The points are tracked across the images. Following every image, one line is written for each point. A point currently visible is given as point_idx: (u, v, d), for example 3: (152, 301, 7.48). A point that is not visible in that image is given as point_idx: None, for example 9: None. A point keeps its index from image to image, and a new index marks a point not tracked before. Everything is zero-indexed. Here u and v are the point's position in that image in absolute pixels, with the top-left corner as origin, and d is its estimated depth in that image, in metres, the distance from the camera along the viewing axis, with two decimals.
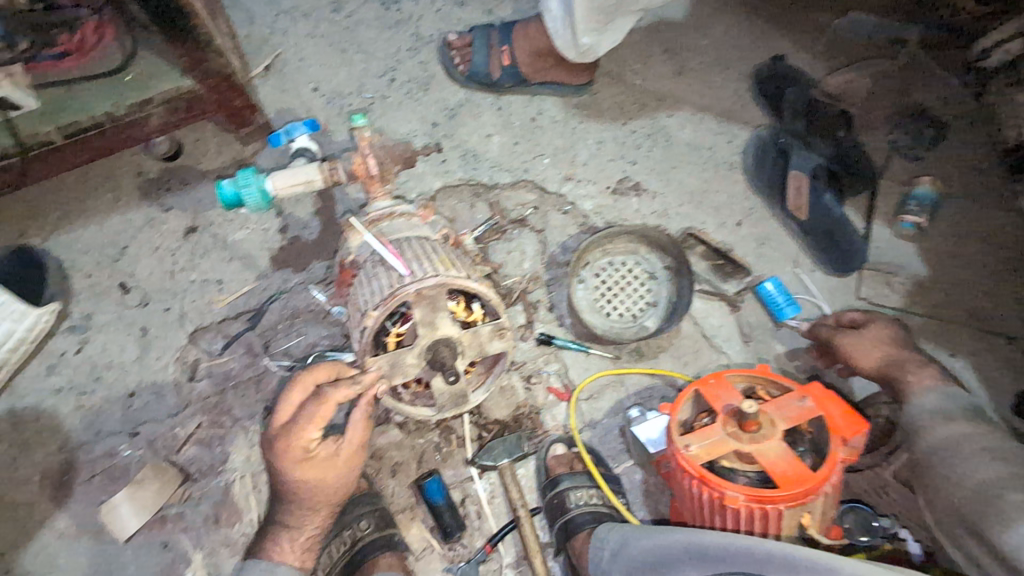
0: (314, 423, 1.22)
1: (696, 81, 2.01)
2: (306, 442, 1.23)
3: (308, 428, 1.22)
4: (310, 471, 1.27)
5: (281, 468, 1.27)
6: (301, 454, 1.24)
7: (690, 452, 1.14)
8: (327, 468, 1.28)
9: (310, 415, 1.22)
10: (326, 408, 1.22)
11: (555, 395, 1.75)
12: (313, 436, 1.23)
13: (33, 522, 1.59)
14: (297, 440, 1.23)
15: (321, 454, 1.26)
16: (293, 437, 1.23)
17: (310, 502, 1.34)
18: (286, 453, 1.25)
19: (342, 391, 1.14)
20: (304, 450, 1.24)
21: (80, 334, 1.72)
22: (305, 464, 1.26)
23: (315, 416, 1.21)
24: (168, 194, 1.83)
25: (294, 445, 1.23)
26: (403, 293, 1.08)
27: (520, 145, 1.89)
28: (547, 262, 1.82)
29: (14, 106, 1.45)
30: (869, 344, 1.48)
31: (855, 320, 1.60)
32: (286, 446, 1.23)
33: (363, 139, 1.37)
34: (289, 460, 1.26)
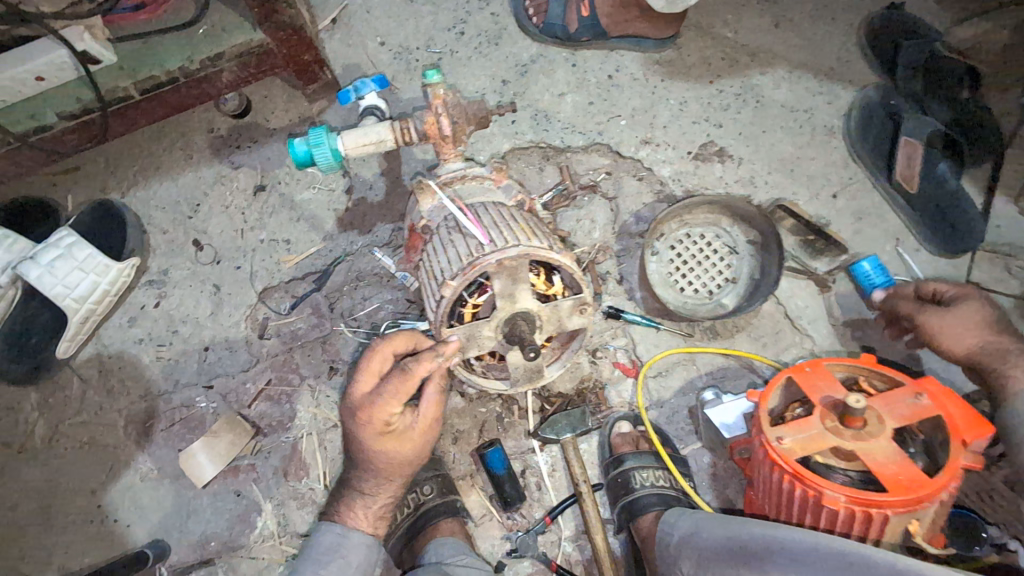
0: (397, 397, 1.18)
1: (795, 34, 1.83)
2: (387, 415, 1.20)
3: (391, 402, 1.19)
4: (389, 443, 1.25)
5: (361, 439, 1.25)
6: (381, 427, 1.22)
7: (784, 446, 1.07)
8: (405, 441, 1.26)
9: (394, 390, 1.18)
10: (410, 382, 1.16)
11: (621, 371, 1.68)
12: (395, 409, 1.20)
13: (121, 463, 1.69)
14: (379, 413, 1.20)
15: (401, 427, 1.24)
16: (374, 410, 1.20)
17: (386, 473, 1.31)
18: (367, 425, 1.22)
19: (427, 364, 1.13)
20: (385, 423, 1.21)
21: (158, 288, 1.76)
22: (385, 437, 1.24)
23: (398, 391, 1.17)
24: (237, 151, 1.81)
25: (375, 418, 1.21)
26: (485, 263, 1.07)
27: (594, 105, 1.77)
28: (620, 232, 1.72)
29: (94, 61, 1.45)
30: (969, 317, 1.32)
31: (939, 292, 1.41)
32: (369, 418, 1.21)
33: (436, 96, 1.30)
34: (369, 431, 1.23)
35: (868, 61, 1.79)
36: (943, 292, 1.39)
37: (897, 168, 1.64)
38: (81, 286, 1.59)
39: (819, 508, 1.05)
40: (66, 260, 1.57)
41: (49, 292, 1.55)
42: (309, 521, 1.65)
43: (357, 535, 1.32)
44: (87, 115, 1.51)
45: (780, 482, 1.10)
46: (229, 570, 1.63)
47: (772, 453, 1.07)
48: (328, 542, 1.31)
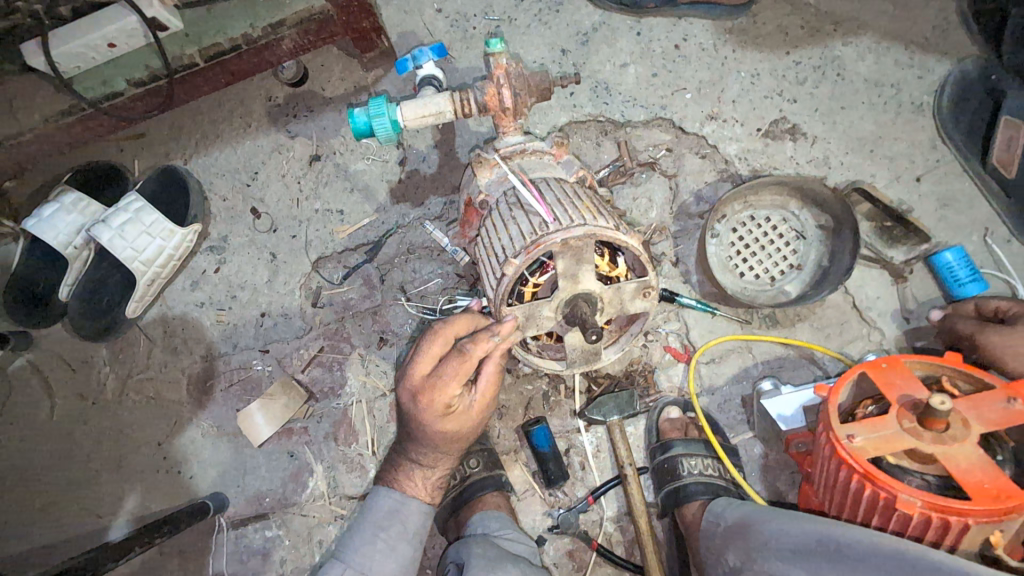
0: (457, 378, 1.21)
1: (886, 0, 1.69)
2: (448, 397, 1.23)
3: (451, 385, 1.21)
4: (449, 422, 1.28)
5: (422, 419, 1.28)
6: (442, 409, 1.25)
7: (855, 445, 1.02)
8: (461, 420, 1.29)
9: (455, 372, 1.20)
10: (468, 362, 1.19)
11: (673, 355, 1.63)
12: (455, 392, 1.22)
13: (184, 418, 1.78)
14: (441, 396, 1.22)
15: (460, 407, 1.27)
16: (436, 393, 1.22)
17: (444, 448, 1.36)
18: (428, 407, 1.25)
19: (483, 343, 1.18)
20: (446, 404, 1.24)
21: (218, 254, 1.81)
22: (445, 417, 1.27)
23: (459, 372, 1.20)
24: (294, 120, 1.81)
25: (437, 400, 1.23)
26: (549, 242, 1.11)
27: (658, 78, 1.69)
28: (678, 212, 1.65)
29: (162, 28, 1.48)
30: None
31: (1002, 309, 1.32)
32: (431, 401, 1.24)
33: (498, 67, 1.26)
34: (430, 412, 1.26)
35: (969, 29, 1.65)
36: (1005, 309, 1.33)
37: (993, 150, 1.55)
38: (149, 249, 1.66)
39: (890, 511, 1.01)
40: (136, 225, 1.64)
41: (121, 255, 1.63)
42: (357, 484, 1.70)
43: (414, 502, 1.39)
44: (155, 82, 1.55)
45: (847, 481, 1.06)
46: (282, 525, 1.71)
47: (842, 451, 1.03)
48: (386, 507, 1.37)
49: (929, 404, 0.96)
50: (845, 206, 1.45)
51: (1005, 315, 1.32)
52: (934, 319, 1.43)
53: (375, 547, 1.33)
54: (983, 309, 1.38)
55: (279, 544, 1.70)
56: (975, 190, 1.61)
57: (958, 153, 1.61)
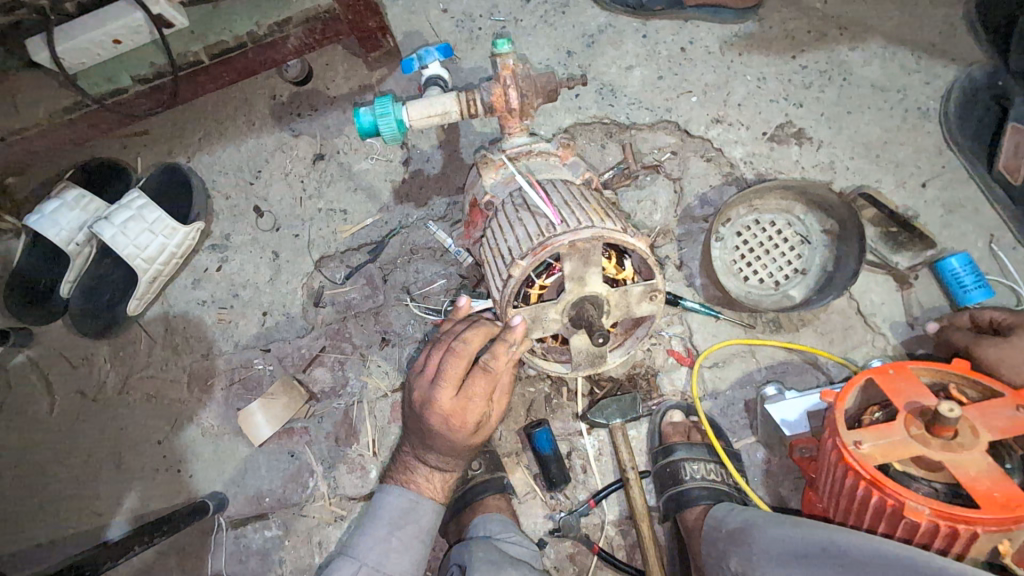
0: (484, 394, 1.23)
1: (893, 5, 1.69)
2: (478, 415, 1.25)
3: (480, 402, 1.23)
4: (476, 435, 1.31)
5: (450, 438, 1.29)
6: (473, 427, 1.27)
7: (862, 451, 1.02)
8: (487, 430, 1.33)
9: (483, 390, 1.22)
10: (494, 378, 1.22)
11: (675, 359, 1.62)
12: (484, 408, 1.24)
13: (185, 417, 1.77)
14: (471, 416, 1.24)
15: (486, 420, 1.30)
16: (465, 413, 1.23)
17: (467, 457, 1.38)
18: (458, 427, 1.26)
19: (505, 356, 1.19)
20: (476, 422, 1.26)
21: (220, 253, 1.80)
22: (474, 432, 1.29)
23: (486, 389, 1.22)
24: (298, 119, 1.81)
25: (468, 420, 1.24)
26: (556, 244, 1.11)
27: (664, 80, 1.68)
28: (683, 215, 1.65)
29: (168, 24, 1.48)
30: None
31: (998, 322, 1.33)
32: (461, 422, 1.25)
33: (505, 68, 1.26)
34: (457, 430, 1.26)
35: (975, 35, 1.65)
36: (999, 320, 1.35)
37: (1000, 156, 1.55)
38: (151, 246, 1.65)
39: (897, 518, 1.00)
40: (138, 221, 1.63)
41: (122, 252, 1.61)
42: (358, 485, 1.69)
43: (428, 502, 1.38)
44: (159, 79, 1.56)
45: (853, 488, 1.06)
46: (282, 526, 1.70)
47: (849, 457, 1.03)
48: (399, 505, 1.36)
49: (937, 411, 0.96)
50: (850, 210, 1.44)
51: (998, 326, 1.34)
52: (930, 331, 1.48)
53: (390, 546, 1.32)
54: (978, 320, 1.40)
55: (278, 544, 1.69)
56: (980, 196, 1.60)
57: (964, 159, 1.61)
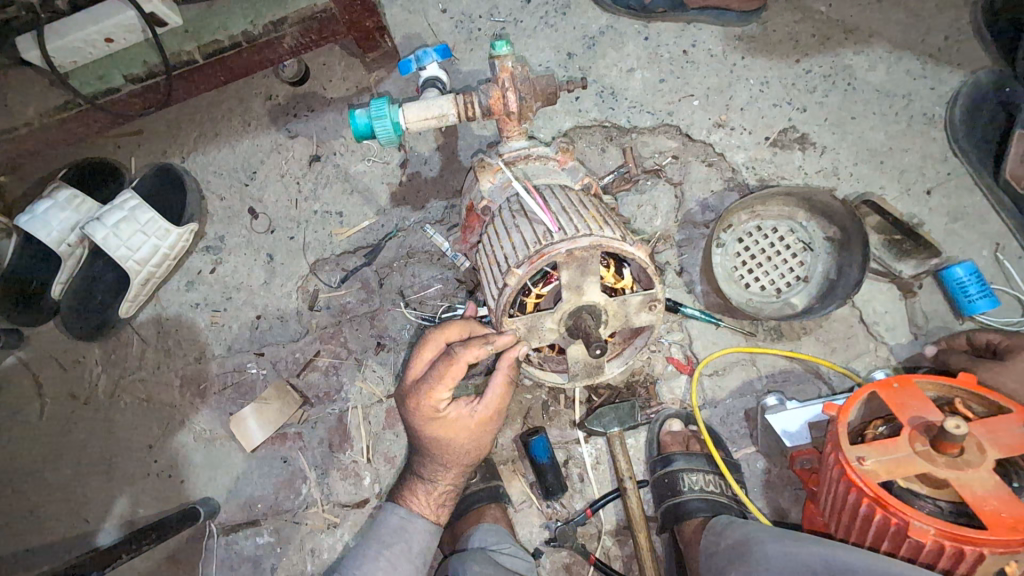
0: (443, 381, 1.21)
1: (900, 9, 1.66)
2: (435, 401, 1.24)
3: (437, 388, 1.22)
4: (440, 429, 1.28)
5: (413, 424, 1.30)
6: (431, 413, 1.25)
7: (865, 467, 0.99)
8: (458, 429, 1.28)
9: (440, 375, 1.21)
10: (455, 367, 1.20)
11: (675, 366, 1.60)
12: (443, 396, 1.23)
13: (177, 421, 1.74)
14: (427, 399, 1.24)
15: (451, 414, 1.27)
16: (422, 396, 1.24)
17: (444, 459, 1.34)
18: (417, 410, 1.26)
19: (473, 349, 1.17)
20: (434, 408, 1.25)
21: (214, 255, 1.77)
22: (436, 423, 1.27)
23: (445, 376, 1.21)
24: (294, 119, 1.78)
25: (424, 404, 1.24)
26: (554, 252, 1.09)
27: (666, 83, 1.66)
28: (683, 221, 1.62)
29: (161, 23, 1.45)
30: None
31: (995, 343, 1.33)
32: (418, 404, 1.25)
33: (503, 70, 1.24)
34: (420, 416, 1.27)
35: (982, 39, 1.63)
36: (997, 343, 1.33)
37: (1006, 165, 1.51)
38: (143, 248, 1.62)
39: (901, 537, 0.98)
40: (131, 223, 1.60)
41: (114, 254, 1.59)
42: (351, 492, 1.67)
43: (420, 520, 1.36)
44: (152, 78, 1.54)
45: (856, 505, 1.03)
46: (274, 532, 1.67)
47: (851, 473, 1.00)
48: (393, 524, 1.35)
49: (943, 428, 0.93)
50: (854, 218, 1.41)
51: (996, 349, 1.32)
52: (929, 355, 1.52)
53: (377, 565, 1.29)
54: (975, 342, 1.38)
55: (271, 551, 1.67)
56: (985, 204, 1.58)
57: (970, 167, 1.59)
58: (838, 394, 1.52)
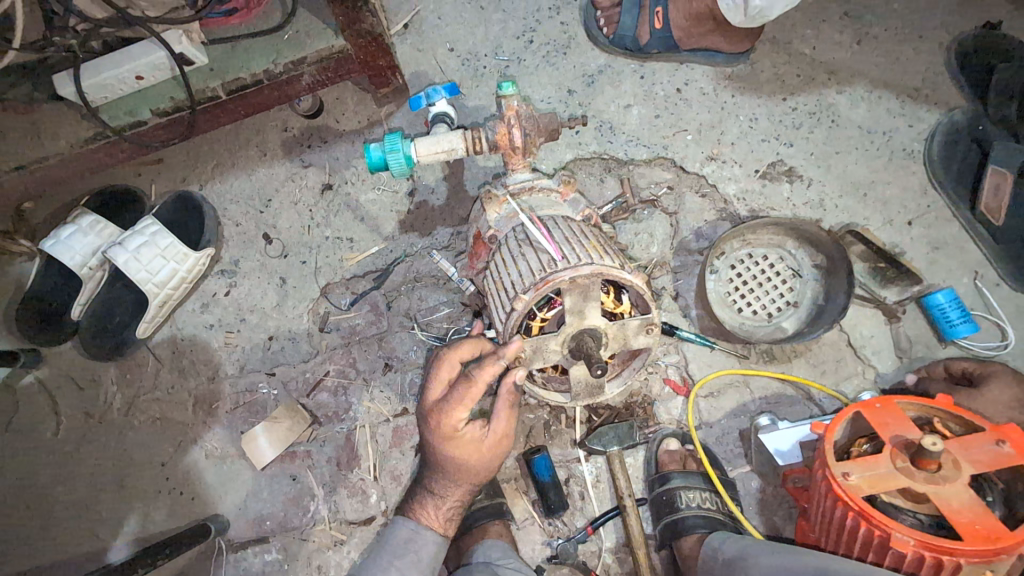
0: (464, 403, 1.27)
1: (879, 51, 1.77)
2: (455, 421, 1.29)
3: (458, 408, 1.28)
4: (455, 449, 1.34)
5: (431, 441, 1.35)
6: (449, 432, 1.31)
7: (850, 482, 1.06)
8: (472, 450, 1.35)
9: (461, 398, 1.27)
10: (473, 389, 1.25)
11: (672, 388, 1.66)
12: (462, 417, 1.29)
13: (189, 440, 1.79)
14: (447, 419, 1.29)
15: (467, 435, 1.33)
16: (443, 415, 1.30)
17: (455, 476, 1.40)
18: (436, 428, 1.32)
19: (488, 368, 1.22)
20: (452, 429, 1.31)
21: (229, 278, 1.85)
22: (451, 442, 1.33)
23: (466, 398, 1.26)
24: (309, 150, 1.88)
25: (444, 423, 1.30)
26: (558, 279, 1.17)
27: (660, 119, 1.76)
28: (678, 248, 1.71)
29: (189, 62, 1.54)
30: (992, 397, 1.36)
31: (968, 370, 1.47)
32: (438, 422, 1.31)
33: (510, 108, 1.32)
34: (438, 434, 1.32)
35: (957, 81, 1.73)
36: (971, 370, 1.47)
37: (981, 199, 1.62)
38: (162, 272, 1.70)
39: (884, 548, 1.04)
40: (151, 247, 1.68)
41: (134, 277, 1.66)
42: (358, 510, 1.71)
43: (428, 532, 1.42)
44: (177, 112, 1.61)
45: (843, 518, 1.09)
46: (282, 549, 1.72)
47: (837, 487, 1.07)
48: (402, 535, 1.42)
49: (921, 445, 1.00)
50: (840, 248, 1.50)
51: (971, 376, 1.46)
52: (908, 383, 1.55)
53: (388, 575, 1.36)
54: (952, 370, 1.51)
55: (278, 568, 1.71)
56: (964, 235, 1.67)
57: (948, 199, 1.68)
58: (828, 415, 1.59)
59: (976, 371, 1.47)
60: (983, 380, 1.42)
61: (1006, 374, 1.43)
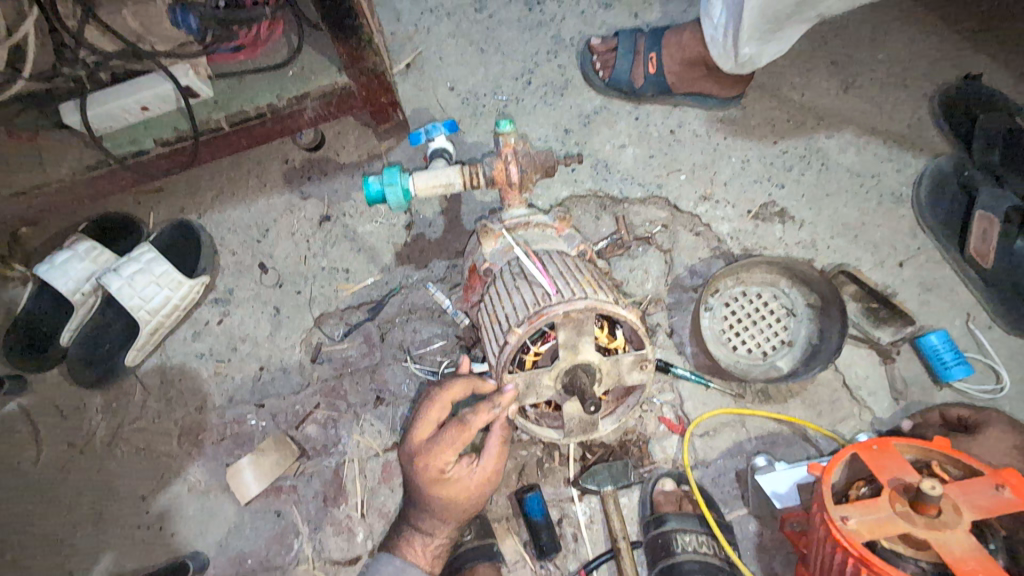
0: (452, 445, 1.28)
1: (866, 99, 1.84)
2: (443, 463, 1.30)
3: (447, 451, 1.28)
4: (443, 490, 1.32)
5: (418, 483, 1.33)
6: (437, 475, 1.30)
7: (849, 527, 1.03)
8: (460, 491, 1.33)
9: (450, 439, 1.28)
10: (466, 433, 1.27)
11: (667, 426, 1.64)
12: (450, 459, 1.29)
13: (172, 472, 1.74)
14: (434, 461, 1.29)
15: (455, 476, 1.32)
16: (430, 458, 1.30)
17: (442, 515, 1.37)
18: (423, 471, 1.31)
19: (483, 415, 1.25)
20: (440, 471, 1.30)
21: (223, 307, 1.84)
22: (440, 484, 1.32)
23: (456, 440, 1.28)
24: (309, 182, 1.90)
25: (431, 466, 1.30)
26: (552, 313, 1.16)
27: (655, 159, 1.80)
28: (673, 285, 1.72)
29: (193, 94, 1.57)
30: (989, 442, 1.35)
31: (963, 416, 1.47)
32: (425, 465, 1.30)
33: (507, 146, 1.35)
34: (425, 476, 1.31)
35: (942, 128, 1.79)
36: (966, 416, 1.47)
37: (970, 243, 1.65)
38: (155, 299, 1.69)
39: None
40: (145, 274, 1.68)
41: (127, 304, 1.65)
42: (343, 549, 1.66)
43: (414, 569, 1.38)
44: (180, 142, 1.63)
45: (843, 565, 1.06)
46: None
47: (836, 533, 1.04)
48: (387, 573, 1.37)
49: (920, 488, 0.98)
50: (833, 287, 1.51)
51: (967, 422, 1.46)
52: (906, 429, 1.51)
53: None
54: (948, 416, 1.50)
55: None
56: (955, 277, 1.69)
57: (938, 242, 1.71)
58: (825, 456, 1.56)
59: (972, 415, 1.46)
60: (980, 427, 1.41)
61: (1002, 418, 1.42)
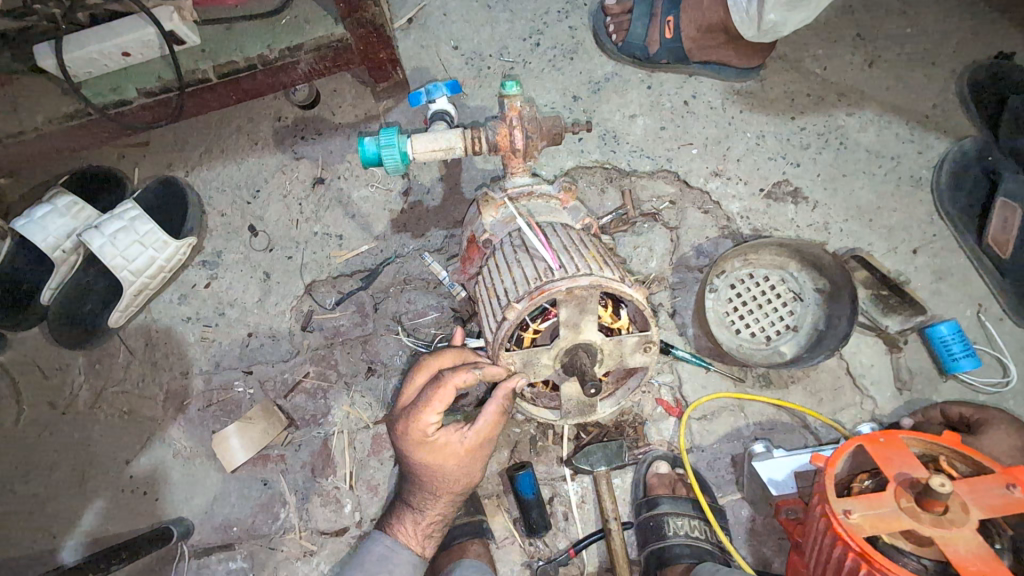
0: (432, 406, 1.22)
1: (891, 75, 1.74)
2: (424, 426, 1.23)
3: (426, 412, 1.22)
4: (428, 455, 1.27)
5: (404, 450, 1.29)
6: (421, 438, 1.25)
7: (851, 521, 1.00)
8: (448, 456, 1.27)
9: (428, 400, 1.22)
10: (442, 391, 1.20)
11: (664, 409, 1.60)
12: (431, 420, 1.23)
13: (157, 437, 1.70)
14: (416, 423, 1.23)
15: (441, 440, 1.26)
16: (411, 421, 1.24)
17: (432, 487, 1.33)
18: (407, 434, 1.26)
19: (462, 373, 1.19)
20: (424, 433, 1.24)
21: (209, 270, 1.77)
22: (425, 449, 1.26)
23: (434, 400, 1.21)
24: (302, 142, 1.81)
25: (414, 428, 1.24)
26: (554, 289, 1.11)
27: (666, 130, 1.72)
28: (677, 264, 1.66)
29: (179, 41, 1.46)
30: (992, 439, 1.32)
31: (965, 412, 1.44)
32: (407, 428, 1.25)
33: (512, 109, 1.26)
34: (410, 440, 1.26)
35: (967, 110, 1.71)
36: (969, 415, 1.43)
37: (989, 230, 1.59)
38: (139, 260, 1.61)
39: None
40: (128, 233, 1.59)
41: (109, 263, 1.57)
42: (330, 520, 1.63)
43: (405, 552, 1.36)
44: (165, 93, 1.52)
45: (841, 558, 1.04)
46: (248, 558, 1.63)
47: (837, 526, 1.01)
48: (377, 553, 1.36)
49: (928, 486, 0.95)
50: (843, 272, 1.45)
51: (971, 421, 1.42)
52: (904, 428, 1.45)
53: None
54: (949, 414, 1.47)
55: None
56: (969, 267, 1.64)
57: (954, 230, 1.65)
58: (823, 444, 1.54)
59: (973, 415, 1.43)
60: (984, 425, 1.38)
61: (1007, 415, 1.39)
